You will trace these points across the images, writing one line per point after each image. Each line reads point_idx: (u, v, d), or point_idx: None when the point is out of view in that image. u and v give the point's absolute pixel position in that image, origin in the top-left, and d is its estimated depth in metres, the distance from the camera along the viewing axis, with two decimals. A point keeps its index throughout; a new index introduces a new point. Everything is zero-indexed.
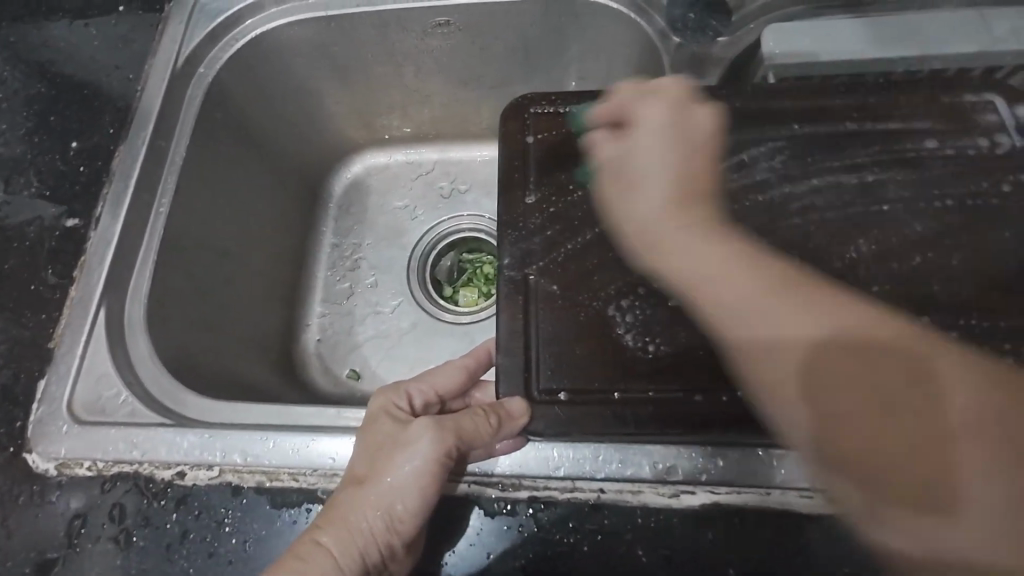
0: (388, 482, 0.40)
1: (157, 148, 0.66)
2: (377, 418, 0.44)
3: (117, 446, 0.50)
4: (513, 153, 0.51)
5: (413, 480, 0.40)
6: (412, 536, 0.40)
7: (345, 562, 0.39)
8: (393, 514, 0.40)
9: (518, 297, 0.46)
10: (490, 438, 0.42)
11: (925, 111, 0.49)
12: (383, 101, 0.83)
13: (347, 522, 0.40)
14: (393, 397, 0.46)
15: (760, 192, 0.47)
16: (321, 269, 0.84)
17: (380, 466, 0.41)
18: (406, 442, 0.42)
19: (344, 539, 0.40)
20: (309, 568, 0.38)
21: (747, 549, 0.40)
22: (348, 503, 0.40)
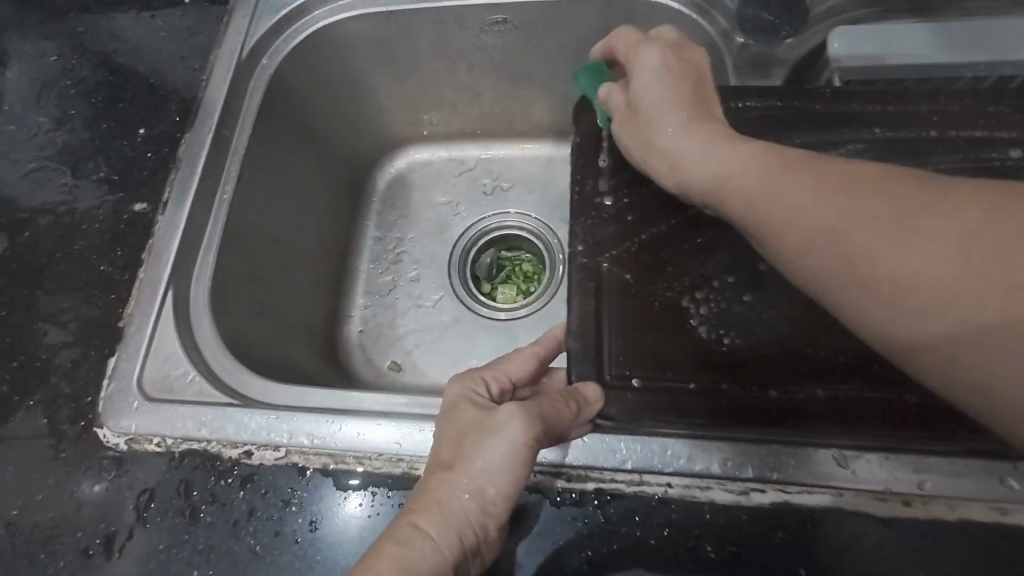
0: (477, 465, 0.39)
1: (221, 136, 0.67)
2: (458, 404, 0.43)
3: (185, 424, 0.51)
4: (586, 142, 0.51)
5: (504, 462, 0.39)
6: (504, 517, 0.39)
7: (444, 548, 0.38)
8: (486, 497, 0.39)
9: (591, 283, 0.46)
10: (572, 421, 0.41)
11: (1010, 115, 0.47)
12: (434, 98, 0.84)
13: (440, 507, 0.39)
14: (471, 384, 0.45)
15: None
16: (366, 261, 0.85)
17: (466, 451, 0.40)
18: (493, 426, 0.40)
19: (439, 523, 0.38)
20: (410, 555, 0.37)
21: (817, 549, 0.40)
22: (441, 488, 0.39)
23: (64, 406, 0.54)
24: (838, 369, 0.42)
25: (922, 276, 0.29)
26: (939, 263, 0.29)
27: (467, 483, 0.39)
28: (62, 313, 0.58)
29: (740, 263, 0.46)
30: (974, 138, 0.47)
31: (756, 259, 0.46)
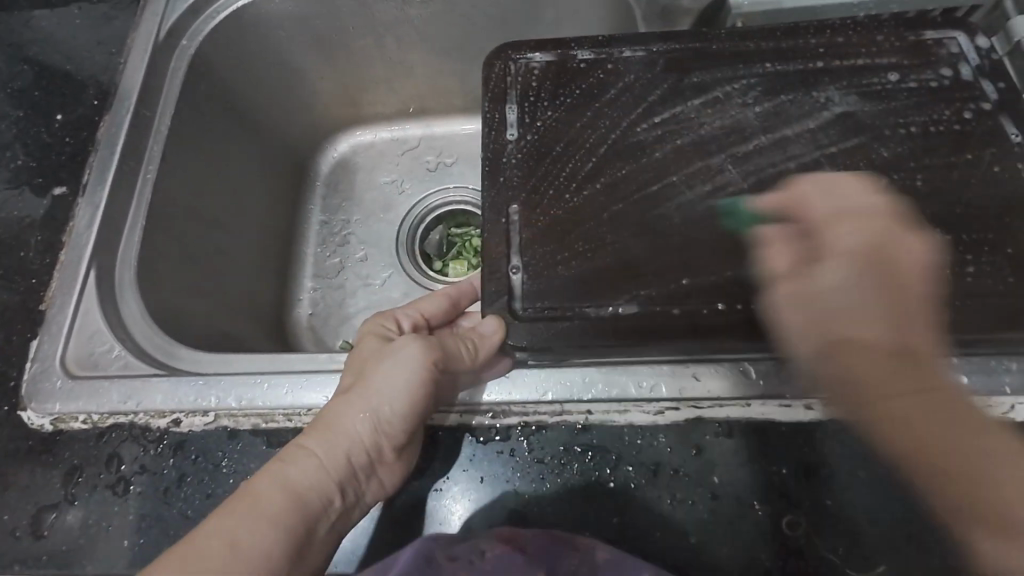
0: (374, 388, 0.43)
1: (141, 117, 0.66)
2: (367, 338, 0.47)
3: (111, 399, 0.50)
4: (495, 95, 0.52)
5: (400, 384, 0.43)
6: (397, 436, 0.42)
7: (329, 463, 0.41)
8: (381, 417, 0.42)
9: (501, 225, 0.47)
10: (474, 356, 0.44)
11: (888, 43, 0.50)
12: (366, 76, 0.84)
13: (332, 428, 0.42)
14: (383, 323, 0.48)
15: (732, 125, 0.49)
16: (312, 245, 0.84)
17: (363, 376, 0.44)
18: (388, 353, 0.44)
19: (329, 441, 0.41)
20: (296, 468, 0.39)
21: (729, 457, 0.42)
22: (337, 408, 0.42)
23: None
24: (737, 286, 0.43)
25: (942, 445, 0.32)
26: (940, 427, 0.33)
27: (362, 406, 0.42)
28: None
29: (647, 196, 0.47)
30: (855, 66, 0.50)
31: (663, 191, 0.47)
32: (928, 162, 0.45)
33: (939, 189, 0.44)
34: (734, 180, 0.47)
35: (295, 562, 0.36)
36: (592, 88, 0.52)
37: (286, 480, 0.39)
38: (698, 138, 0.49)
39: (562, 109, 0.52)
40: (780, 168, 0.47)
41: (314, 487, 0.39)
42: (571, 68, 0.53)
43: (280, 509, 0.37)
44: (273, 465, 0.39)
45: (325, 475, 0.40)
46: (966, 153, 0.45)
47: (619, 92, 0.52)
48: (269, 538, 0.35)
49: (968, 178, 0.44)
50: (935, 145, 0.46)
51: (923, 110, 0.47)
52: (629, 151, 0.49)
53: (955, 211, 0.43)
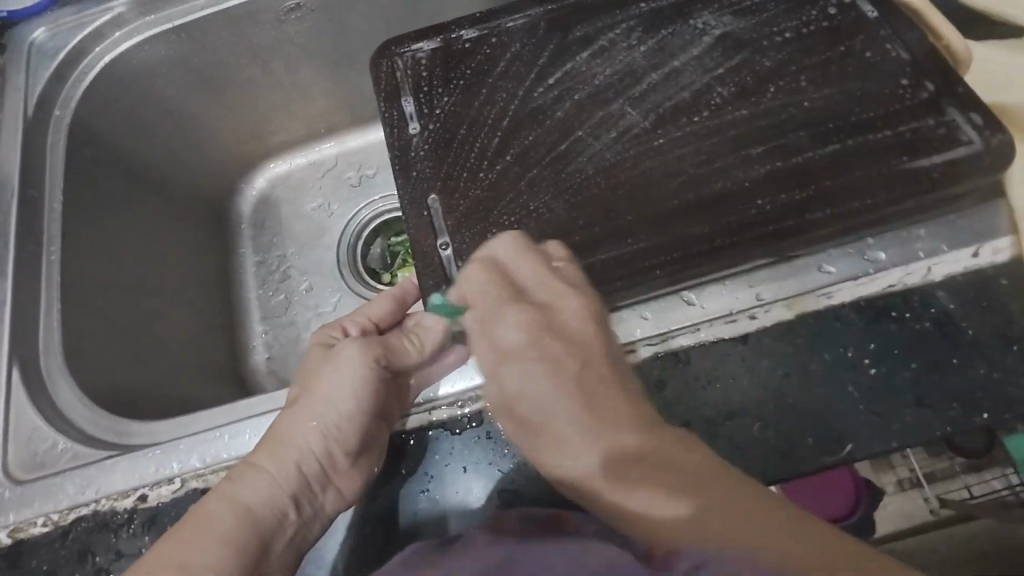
0: (320, 397, 0.44)
1: (29, 198, 0.62)
2: (314, 350, 0.48)
3: (68, 492, 0.47)
4: (387, 93, 0.52)
5: (344, 389, 0.44)
6: (347, 442, 0.43)
7: (281, 477, 0.42)
8: (328, 424, 0.43)
9: (424, 216, 0.47)
10: (419, 350, 0.46)
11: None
12: (263, 105, 0.81)
13: (283, 443, 0.43)
14: (328, 331, 0.49)
15: (623, 68, 0.50)
16: (253, 288, 0.82)
17: (310, 387, 0.45)
18: (332, 360, 0.45)
19: (279, 456, 0.42)
20: (246, 485, 0.40)
21: (693, 384, 0.43)
22: (286, 424, 0.43)
23: None
24: (663, 220, 0.44)
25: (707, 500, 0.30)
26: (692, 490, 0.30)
27: (311, 417, 0.44)
28: None
29: (560, 153, 0.48)
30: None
31: (575, 145, 0.48)
32: (807, 62, 0.48)
33: (821, 85, 0.47)
34: (638, 121, 0.48)
35: None
36: (483, 63, 0.52)
37: (236, 499, 0.40)
38: (595, 88, 0.50)
39: (458, 92, 0.51)
40: (676, 98, 0.48)
41: (265, 503, 0.40)
42: (458, 49, 0.53)
43: (229, 528, 0.38)
44: (223, 487, 0.41)
45: (277, 489, 0.41)
46: (839, 46, 0.48)
47: (509, 61, 0.52)
48: (215, 558, 0.36)
49: (846, 69, 0.47)
50: (809, 45, 0.48)
51: (792, 15, 0.50)
52: (531, 116, 0.49)
53: (841, 101, 0.46)
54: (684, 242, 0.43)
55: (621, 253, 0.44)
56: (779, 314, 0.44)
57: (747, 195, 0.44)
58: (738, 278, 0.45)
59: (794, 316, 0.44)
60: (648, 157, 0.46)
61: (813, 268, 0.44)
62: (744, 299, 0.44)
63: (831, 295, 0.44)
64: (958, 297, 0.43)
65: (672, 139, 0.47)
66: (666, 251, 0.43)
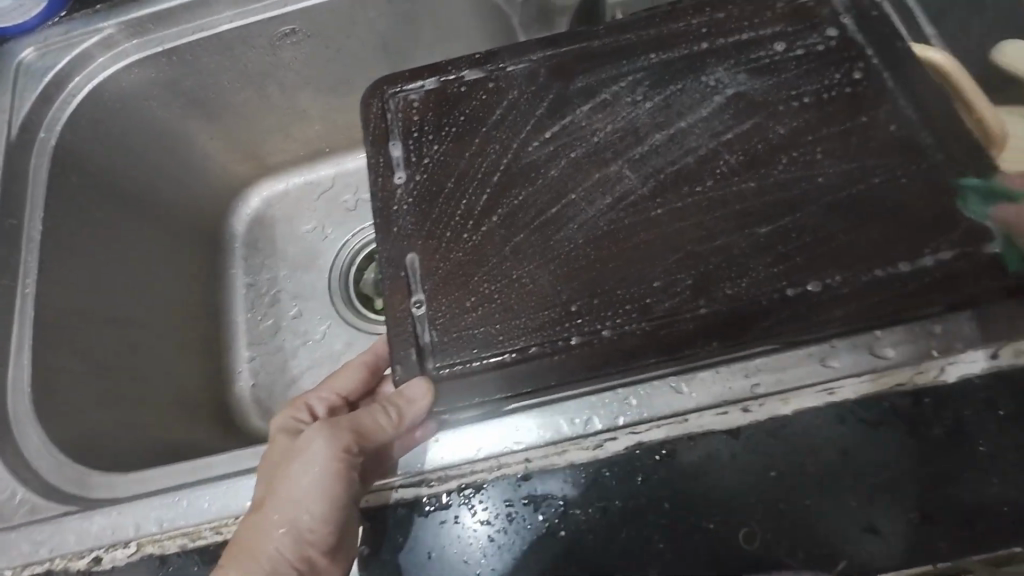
0: (290, 498, 0.43)
1: (6, 227, 0.61)
2: (277, 438, 0.46)
3: (21, 549, 0.46)
4: (376, 136, 0.49)
5: (319, 488, 0.43)
6: (323, 543, 0.42)
7: None
8: (304, 526, 0.42)
9: (401, 278, 0.44)
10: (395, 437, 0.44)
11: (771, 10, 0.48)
12: (258, 127, 0.79)
13: (254, 553, 0.41)
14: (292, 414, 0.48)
15: (613, 121, 0.47)
16: (242, 312, 0.80)
17: (280, 485, 0.43)
18: (302, 456, 0.44)
19: (251, 567, 0.40)
20: None
21: (677, 482, 0.40)
22: (255, 529, 0.41)
23: None
24: (653, 303, 0.41)
25: None
26: None
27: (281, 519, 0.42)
28: None
29: (549, 215, 0.45)
30: (738, 40, 0.48)
31: (565, 205, 0.45)
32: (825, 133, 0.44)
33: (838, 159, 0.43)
34: (635, 187, 0.45)
35: None
36: (478, 108, 0.49)
37: None
38: (591, 147, 0.46)
39: (449, 140, 0.49)
40: (680, 165, 0.45)
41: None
42: (453, 92, 0.50)
43: None
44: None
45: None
46: (861, 115, 0.44)
47: (506, 110, 0.49)
48: None
49: (865, 143, 0.43)
50: (829, 112, 0.44)
51: (813, 77, 0.46)
52: (523, 172, 0.47)
53: (858, 180, 0.42)
54: (682, 328, 0.40)
55: (606, 331, 0.41)
56: (775, 408, 0.40)
57: (746, 280, 0.41)
58: (731, 365, 0.41)
59: (791, 412, 0.40)
60: (642, 229, 0.43)
61: (815, 360, 0.41)
62: (734, 390, 0.41)
63: (834, 391, 0.40)
64: (976, 397, 0.39)
65: (672, 211, 0.43)
66: (654, 335, 0.40)
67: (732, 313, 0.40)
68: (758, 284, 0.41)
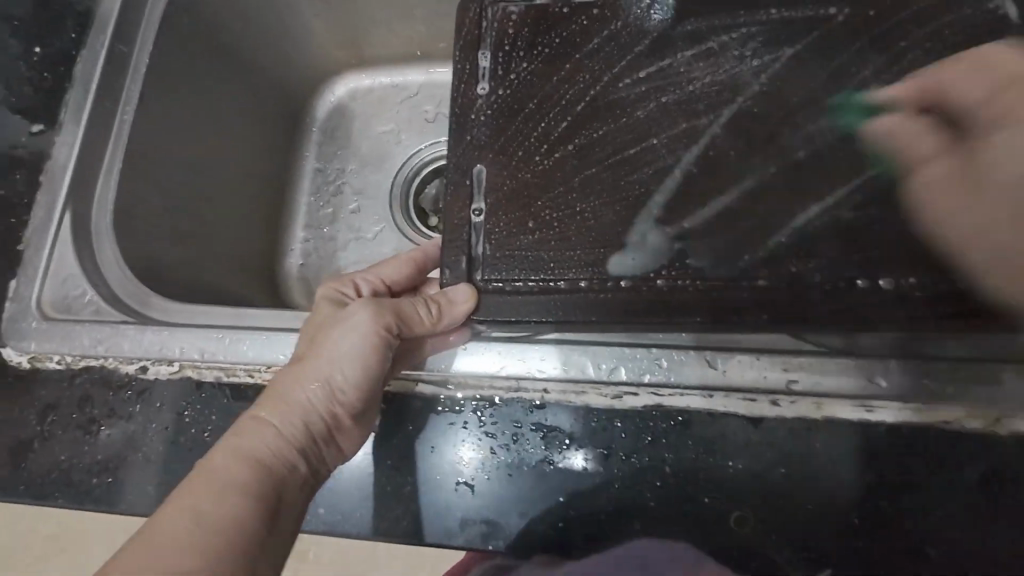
0: (326, 357, 0.42)
1: (117, 54, 0.65)
2: (321, 307, 0.46)
3: (82, 341, 0.51)
4: (467, 43, 0.48)
5: (352, 351, 0.42)
6: (351, 403, 0.42)
7: (285, 429, 0.41)
8: (335, 385, 0.42)
9: (463, 187, 0.44)
10: (431, 330, 0.43)
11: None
12: (360, 14, 0.79)
13: (287, 399, 0.42)
14: (339, 287, 0.47)
15: (721, 72, 0.44)
16: (306, 193, 0.82)
17: (318, 345, 0.43)
18: (342, 320, 0.44)
19: (284, 412, 0.41)
20: (248, 438, 0.39)
21: (684, 450, 0.40)
22: (289, 378, 0.42)
23: None
24: (712, 266, 0.39)
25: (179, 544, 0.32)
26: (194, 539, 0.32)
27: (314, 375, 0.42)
28: None
29: (627, 156, 0.43)
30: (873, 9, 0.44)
31: (645, 150, 0.43)
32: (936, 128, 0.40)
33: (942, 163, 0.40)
34: (724, 147, 0.42)
35: (266, 528, 0.35)
36: (577, 34, 0.47)
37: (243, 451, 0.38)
38: (687, 95, 0.44)
39: (539, 60, 0.47)
40: (771, 130, 0.42)
41: (273, 455, 0.39)
42: (557, 12, 0.48)
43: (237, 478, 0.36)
44: (228, 441, 0.39)
45: (284, 442, 0.40)
46: None
47: (606, 41, 0.47)
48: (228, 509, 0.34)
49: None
50: None
51: (948, 63, 0.41)
52: (609, 110, 0.45)
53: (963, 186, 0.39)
54: (742, 298, 0.38)
55: (658, 281, 0.40)
56: (806, 411, 0.40)
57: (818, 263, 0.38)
58: (775, 358, 0.40)
59: (821, 418, 0.39)
60: (720, 194, 0.41)
61: (861, 375, 0.39)
62: (772, 381, 0.40)
63: (872, 410, 0.39)
64: (1011, 454, 0.37)
65: (750, 174, 0.41)
66: (704, 294, 0.39)
67: (793, 292, 0.38)
68: (842, 278, 0.38)
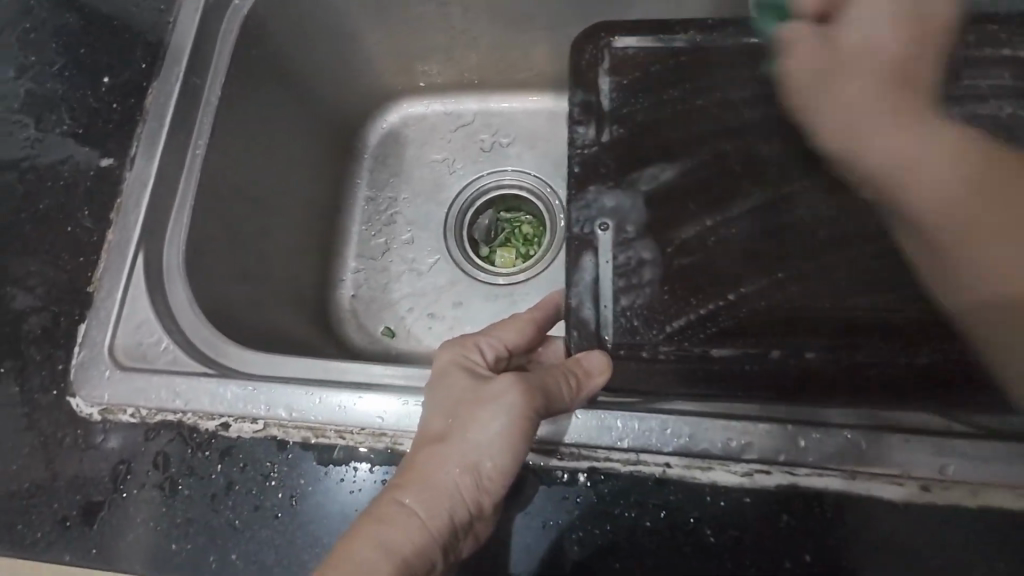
0: (470, 441, 0.37)
1: (190, 86, 0.63)
2: (449, 374, 0.40)
3: (159, 394, 0.49)
4: (584, 88, 0.46)
5: (501, 436, 0.37)
6: (498, 494, 0.37)
7: (428, 521, 0.35)
8: (482, 472, 0.37)
9: (587, 249, 0.43)
10: (572, 399, 0.39)
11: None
12: (426, 44, 0.77)
13: (429, 483, 0.36)
14: (464, 351, 0.42)
15: None
16: (357, 223, 0.80)
17: (460, 421, 0.38)
18: (487, 397, 0.38)
19: (428, 498, 0.36)
20: (391, 531, 0.34)
21: (825, 536, 0.38)
22: (432, 459, 0.37)
23: (35, 373, 0.51)
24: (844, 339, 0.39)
25: None
26: None
27: (460, 458, 0.37)
28: (29, 278, 0.55)
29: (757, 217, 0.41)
30: (1014, 65, 0.42)
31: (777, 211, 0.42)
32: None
33: None
34: None
35: None
36: (696, 85, 0.46)
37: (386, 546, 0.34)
38: None
39: (659, 111, 0.45)
40: None
41: (416, 553, 0.34)
42: (676, 61, 0.46)
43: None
44: (369, 529, 0.34)
45: (427, 537, 0.35)
46: None
47: (729, 94, 0.45)
48: None
49: None
50: None
51: None
52: (732, 171, 0.43)
53: None
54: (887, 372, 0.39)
55: None
56: (959, 497, 0.37)
57: None
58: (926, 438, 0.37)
59: (977, 506, 0.36)
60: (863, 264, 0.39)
61: None
62: (926, 465, 0.37)
63: None
64: None
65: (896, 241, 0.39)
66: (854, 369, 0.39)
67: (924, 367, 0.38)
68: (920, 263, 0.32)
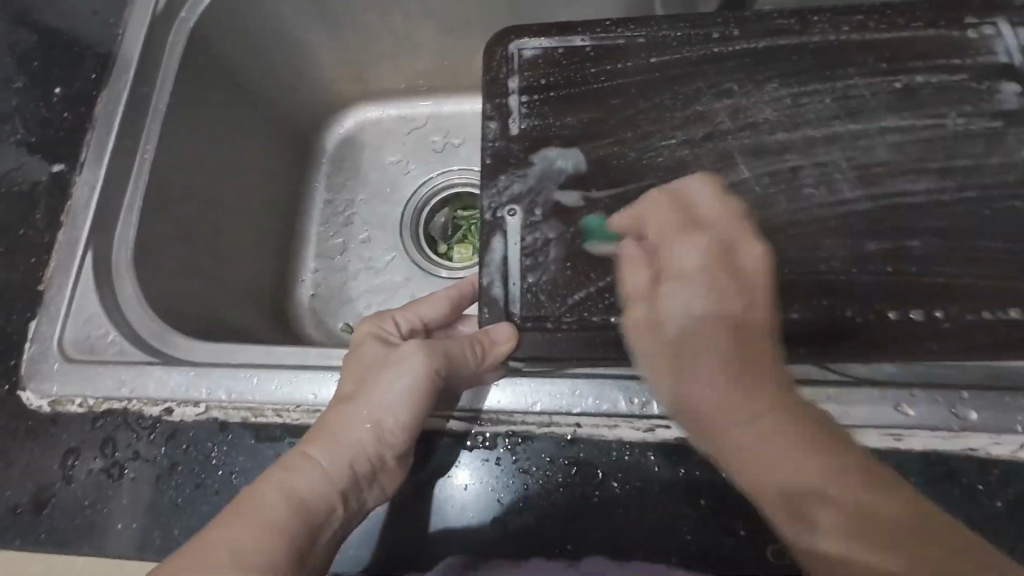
0: (374, 400, 0.42)
1: (139, 94, 0.66)
2: (365, 344, 0.45)
3: (106, 384, 0.51)
4: (496, 86, 0.50)
5: (402, 395, 0.42)
6: (400, 447, 0.42)
7: (331, 470, 0.40)
8: (384, 427, 0.41)
9: (496, 234, 0.45)
10: (477, 366, 0.42)
11: (925, 21, 0.46)
12: (373, 51, 0.81)
13: (337, 438, 0.41)
14: (380, 324, 0.47)
15: (741, 113, 0.46)
16: (315, 224, 0.82)
17: (367, 383, 0.43)
18: (392, 361, 0.43)
19: (333, 451, 0.41)
20: (294, 477, 0.39)
21: (721, 482, 0.41)
22: (342, 416, 0.42)
23: None
24: None
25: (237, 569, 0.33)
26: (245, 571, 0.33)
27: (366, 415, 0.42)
28: None
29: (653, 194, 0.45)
30: (881, 49, 0.46)
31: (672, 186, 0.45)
32: (953, 164, 0.42)
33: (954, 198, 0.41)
34: (746, 185, 0.44)
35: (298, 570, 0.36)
36: (600, 77, 0.49)
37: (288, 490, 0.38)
38: (708, 135, 0.46)
39: (566, 102, 0.49)
40: (791, 169, 0.43)
41: (317, 496, 0.39)
42: (582, 56, 0.50)
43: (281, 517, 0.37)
44: (274, 475, 0.39)
45: (329, 483, 0.40)
46: (991, 155, 0.42)
47: (629, 83, 0.48)
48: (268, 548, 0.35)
49: (986, 184, 0.41)
50: (956, 145, 0.43)
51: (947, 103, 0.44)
52: (633, 153, 0.47)
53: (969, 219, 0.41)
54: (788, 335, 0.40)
55: None
56: None
57: (847, 296, 0.40)
58: (802, 388, 0.42)
59: None
60: (747, 231, 0.42)
61: (890, 403, 0.40)
62: None
63: (901, 438, 0.40)
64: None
65: (775, 209, 0.43)
66: None
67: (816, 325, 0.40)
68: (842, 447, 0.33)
